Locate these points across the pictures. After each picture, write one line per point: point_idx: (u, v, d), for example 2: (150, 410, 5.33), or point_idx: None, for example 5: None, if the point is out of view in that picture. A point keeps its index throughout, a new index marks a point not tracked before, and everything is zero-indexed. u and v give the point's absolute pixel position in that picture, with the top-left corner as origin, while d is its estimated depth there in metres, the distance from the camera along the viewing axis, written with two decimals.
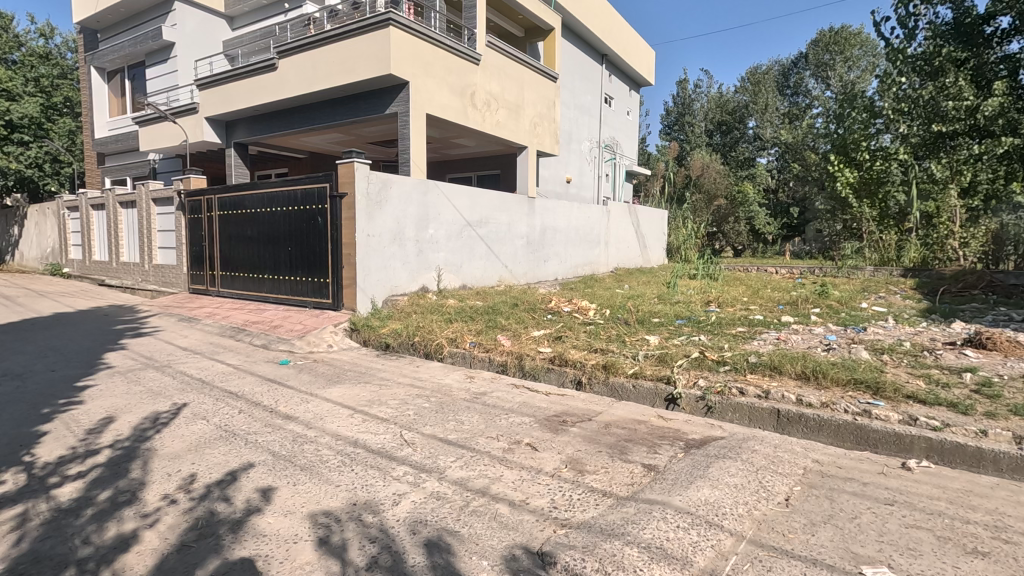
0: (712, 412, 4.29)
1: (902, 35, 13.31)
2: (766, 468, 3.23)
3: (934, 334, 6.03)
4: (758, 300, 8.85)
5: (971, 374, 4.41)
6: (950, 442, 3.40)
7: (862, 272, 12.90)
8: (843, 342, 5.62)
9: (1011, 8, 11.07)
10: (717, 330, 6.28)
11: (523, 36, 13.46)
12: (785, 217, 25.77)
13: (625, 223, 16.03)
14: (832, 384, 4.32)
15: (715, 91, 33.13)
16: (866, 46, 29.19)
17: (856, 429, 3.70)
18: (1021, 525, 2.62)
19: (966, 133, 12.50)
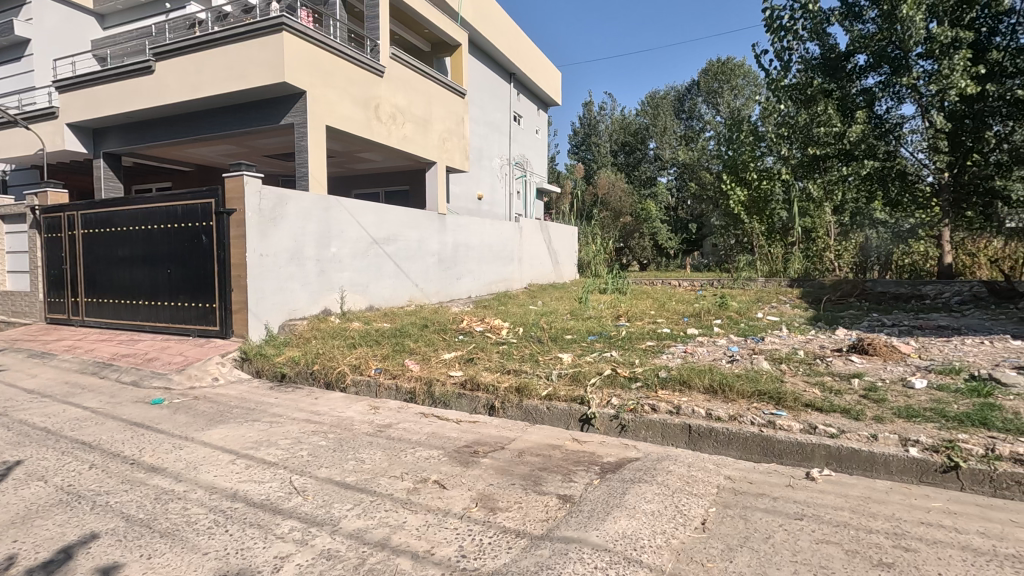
0: (626, 431, 4.21)
1: (779, 67, 14.54)
2: (681, 490, 3.15)
3: (823, 341, 6.45)
4: (664, 313, 9.13)
5: (858, 380, 4.69)
6: (846, 448, 3.51)
7: (755, 283, 13.81)
8: (744, 353, 5.83)
9: (866, 47, 12.38)
10: (628, 345, 6.32)
11: (429, 51, 13.25)
12: (685, 232, 27.35)
13: (537, 239, 16.16)
14: (739, 396, 4.38)
15: (618, 114, 34.83)
16: (749, 77, 31.92)
17: (762, 440, 3.74)
18: (917, 531, 2.69)
19: (836, 156, 13.20)
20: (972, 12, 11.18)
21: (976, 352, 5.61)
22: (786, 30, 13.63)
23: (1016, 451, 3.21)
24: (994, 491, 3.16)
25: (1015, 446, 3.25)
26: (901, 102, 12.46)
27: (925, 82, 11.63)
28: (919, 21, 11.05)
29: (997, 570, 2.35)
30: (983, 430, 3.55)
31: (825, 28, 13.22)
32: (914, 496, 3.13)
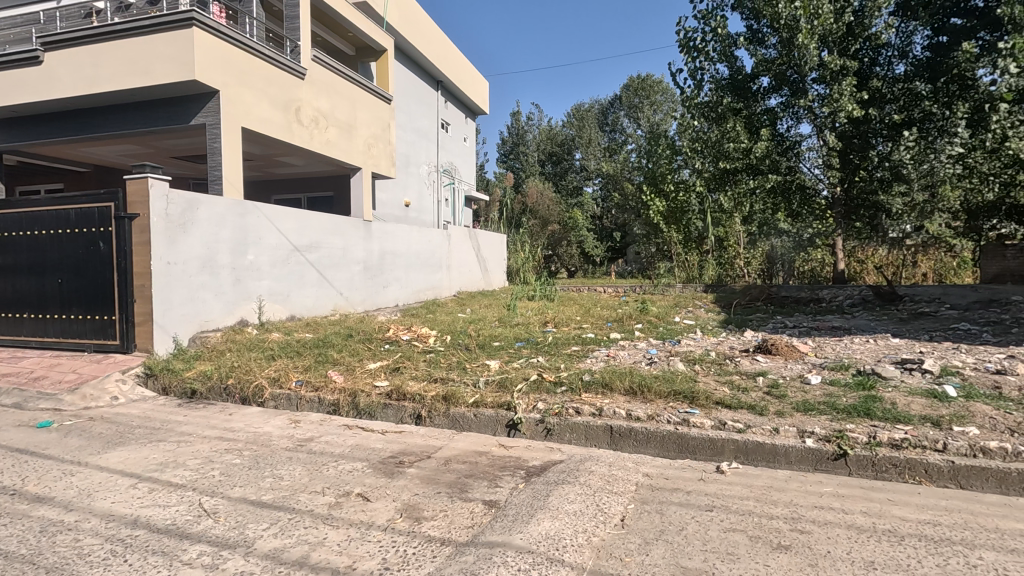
0: (551, 435, 4.30)
1: (693, 85, 15.44)
2: (602, 489, 3.27)
3: (733, 342, 6.91)
4: (589, 318, 9.41)
5: (762, 377, 5.07)
6: (751, 442, 3.77)
7: (673, 289, 14.53)
8: (662, 355, 6.14)
9: (769, 70, 13.40)
10: (554, 350, 6.46)
11: (354, 55, 12.93)
12: (610, 240, 28.31)
13: (466, 247, 16.18)
14: (656, 397, 4.60)
15: (545, 124, 35.65)
16: (666, 94, 33.67)
17: (677, 438, 3.95)
18: (811, 514, 2.95)
19: (744, 170, 14.16)
20: (856, 44, 12.52)
21: (862, 350, 6.22)
22: (698, 51, 14.51)
23: (893, 437, 3.58)
24: (876, 474, 3.50)
25: (892, 433, 3.64)
26: (799, 122, 13.61)
27: (819, 104, 12.73)
28: (812, 50, 12.09)
29: (876, 543, 2.63)
30: (867, 420, 3.94)
31: (733, 51, 14.20)
32: (810, 483, 3.41)
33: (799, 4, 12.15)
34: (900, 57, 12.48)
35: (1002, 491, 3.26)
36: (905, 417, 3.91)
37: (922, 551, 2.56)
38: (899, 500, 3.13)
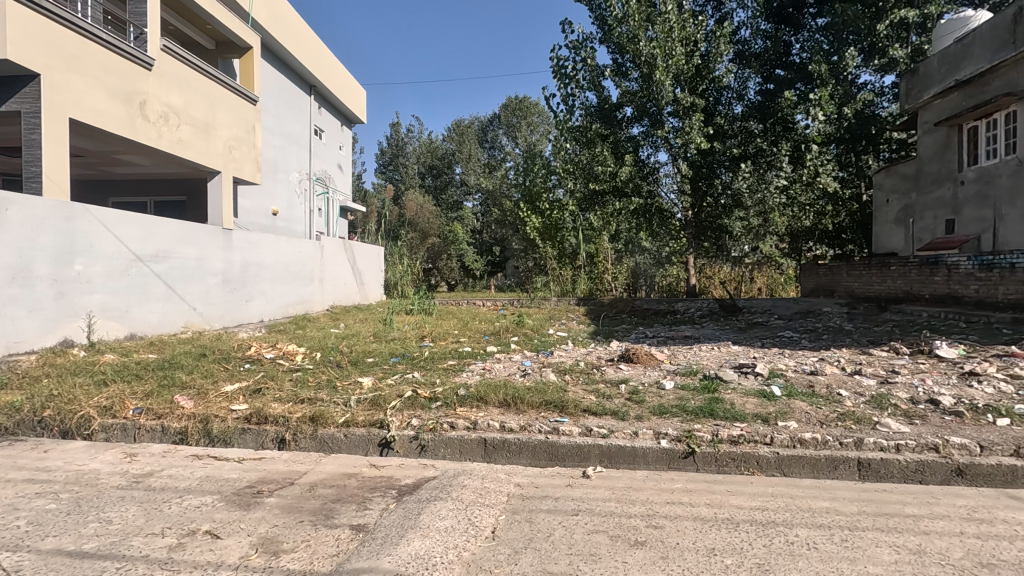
0: (425, 451, 4.23)
1: (566, 110, 16.33)
2: (474, 502, 3.28)
3: (600, 352, 7.36)
4: (467, 332, 9.47)
5: (625, 385, 5.44)
6: (614, 446, 4.02)
7: (548, 302, 15.10)
8: (535, 366, 6.36)
9: (632, 100, 14.57)
10: (430, 365, 6.40)
11: (214, 49, 11.86)
12: (490, 255, 28.85)
13: (340, 259, 15.48)
14: (528, 407, 4.74)
15: (426, 137, 35.58)
16: (543, 116, 35.09)
17: (547, 446, 4.09)
18: (664, 510, 3.20)
19: (611, 192, 15.19)
20: (703, 84, 14.10)
21: (708, 357, 6.94)
22: (570, 78, 15.43)
23: (732, 434, 4.03)
24: (719, 468, 3.90)
25: (731, 430, 4.10)
26: (657, 151, 14.96)
27: (673, 135, 14.09)
28: (667, 86, 13.43)
29: (717, 532, 2.92)
30: (711, 420, 4.40)
31: (600, 81, 15.29)
32: (664, 481, 3.72)
33: (656, 44, 13.43)
34: (738, 99, 14.56)
35: (816, 476, 3.79)
36: (741, 415, 4.43)
37: (753, 534, 2.90)
38: (735, 490, 3.52)
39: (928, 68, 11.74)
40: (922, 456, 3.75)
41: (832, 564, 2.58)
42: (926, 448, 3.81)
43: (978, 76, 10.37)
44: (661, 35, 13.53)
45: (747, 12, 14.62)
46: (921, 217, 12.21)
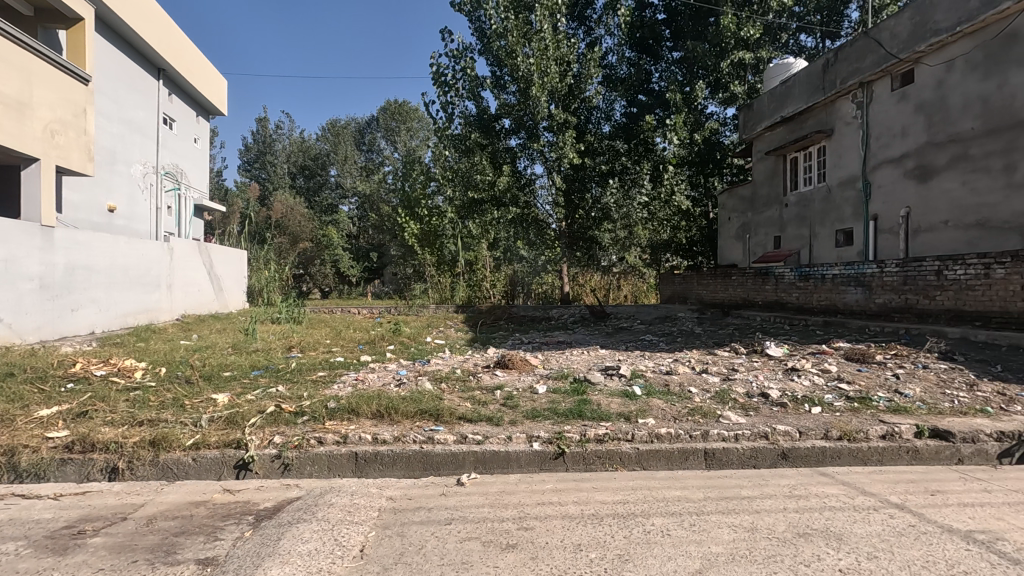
0: (289, 471, 3.94)
1: (445, 118, 16.31)
2: (341, 521, 3.11)
3: (477, 359, 7.43)
4: (339, 341, 9.02)
5: (500, 391, 5.53)
6: (489, 452, 4.05)
7: (427, 310, 14.87)
8: (411, 375, 6.24)
9: (510, 112, 14.94)
10: (296, 378, 5.98)
11: (32, 17, 10.13)
12: (367, 261, 27.89)
13: (193, 263, 13.98)
14: (403, 418, 4.62)
15: (297, 136, 33.58)
16: (423, 121, 34.68)
17: (422, 456, 4.01)
18: (535, 512, 3.28)
19: (489, 202, 15.39)
20: (575, 103, 14.92)
21: (578, 361, 7.31)
22: (450, 87, 15.48)
23: (598, 433, 4.26)
24: (586, 466, 4.11)
25: (597, 430, 4.34)
26: (533, 163, 15.50)
27: (548, 149, 14.70)
28: (542, 102, 14.02)
29: (583, 528, 3.06)
30: (579, 420, 4.63)
31: (480, 92, 15.52)
32: (536, 483, 3.83)
33: (532, 60, 13.93)
34: (606, 119, 15.62)
35: (670, 467, 4.14)
36: (607, 415, 4.71)
37: (615, 526, 3.08)
38: (600, 486, 3.73)
39: (760, 104, 13.50)
40: (756, 443, 4.25)
41: (683, 547, 2.82)
42: (758, 436, 4.34)
43: (798, 114, 12.14)
44: (537, 52, 14.06)
45: (614, 39, 15.76)
46: (756, 233, 13.98)
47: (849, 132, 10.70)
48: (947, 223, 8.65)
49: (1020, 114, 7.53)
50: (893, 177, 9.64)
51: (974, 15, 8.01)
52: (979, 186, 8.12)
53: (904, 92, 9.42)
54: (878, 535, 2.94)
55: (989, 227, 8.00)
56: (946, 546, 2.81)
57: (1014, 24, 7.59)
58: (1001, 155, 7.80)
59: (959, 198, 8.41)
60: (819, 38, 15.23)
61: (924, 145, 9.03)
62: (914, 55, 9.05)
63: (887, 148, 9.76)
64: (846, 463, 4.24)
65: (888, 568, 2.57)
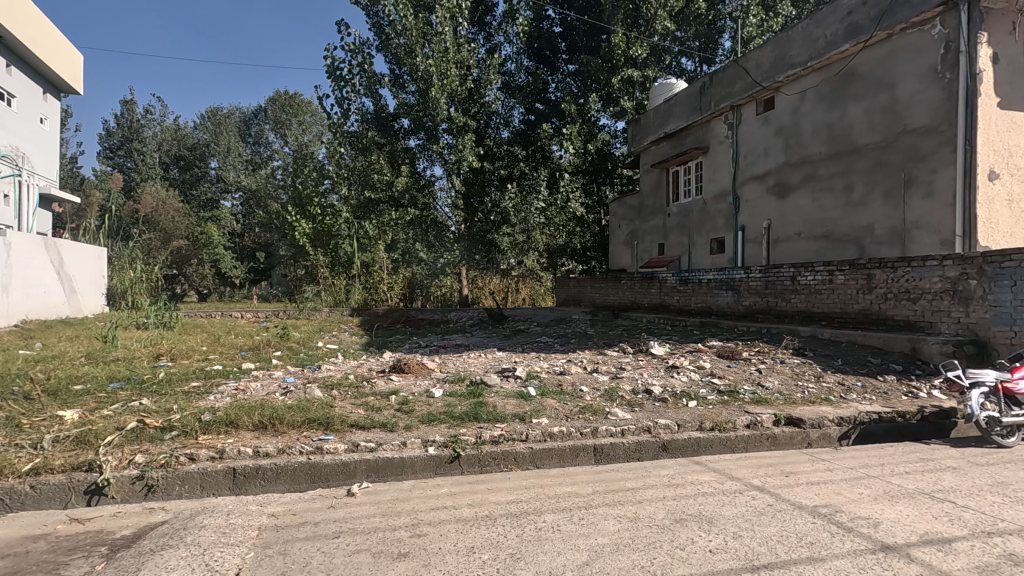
0: (154, 493, 3.55)
1: (340, 113, 15.65)
2: (215, 544, 2.86)
3: (371, 364, 7.19)
4: (218, 348, 8.30)
5: (395, 396, 5.40)
6: (382, 459, 3.93)
7: (319, 313, 13.78)
8: (299, 383, 5.88)
9: (409, 113, 14.70)
10: (165, 389, 5.41)
11: None
12: (252, 261, 26.23)
13: (39, 261, 12.20)
14: (289, 428, 4.34)
15: (171, 123, 30.49)
16: (316, 115, 33.00)
17: (309, 468, 3.80)
18: (429, 517, 3.24)
19: (386, 202, 15.15)
20: (475, 107, 15.00)
21: (476, 364, 7.32)
22: (345, 81, 14.89)
23: (493, 435, 4.30)
24: (481, 468, 4.13)
25: (492, 431, 4.37)
26: (433, 164, 15.38)
27: (448, 151, 14.68)
28: (442, 104, 13.96)
29: (477, 530, 3.07)
30: (475, 423, 4.64)
31: (377, 89, 15.09)
32: (431, 488, 3.78)
33: (432, 61, 13.79)
34: (505, 124, 15.90)
35: (562, 464, 4.28)
36: (502, 416, 4.77)
37: (508, 526, 3.12)
38: (494, 487, 3.76)
39: (646, 119, 14.44)
40: (639, 437, 4.53)
41: (572, 542, 2.91)
42: (642, 430, 4.62)
43: (679, 131, 13.14)
44: (437, 54, 13.93)
45: (513, 47, 16.06)
46: (643, 240, 14.93)
47: (722, 150, 11.77)
48: (800, 235, 9.81)
49: (856, 142, 8.73)
50: (757, 193, 10.75)
51: (821, 53, 9.16)
52: (825, 203, 9.29)
53: (766, 116, 10.56)
54: (743, 515, 3.25)
55: (832, 239, 9.18)
56: (796, 520, 3.16)
57: (851, 63, 8.79)
58: (841, 176, 8.98)
59: (810, 213, 9.59)
60: (698, 62, 16.60)
61: (782, 165, 10.17)
62: (775, 84, 10.17)
63: (752, 166, 10.88)
64: (718, 452, 4.65)
65: (750, 545, 2.85)
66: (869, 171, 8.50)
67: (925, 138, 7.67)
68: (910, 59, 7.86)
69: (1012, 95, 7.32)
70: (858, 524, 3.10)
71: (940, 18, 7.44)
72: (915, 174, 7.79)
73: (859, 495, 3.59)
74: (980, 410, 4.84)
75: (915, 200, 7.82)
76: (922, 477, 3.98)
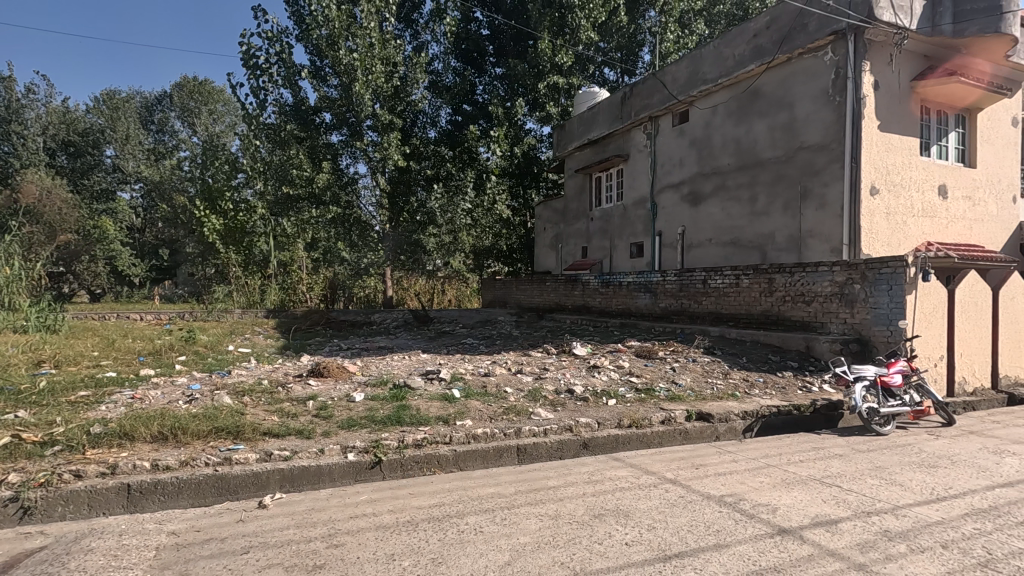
0: (31, 516, 3.19)
1: (256, 104, 14.82)
2: (104, 569, 2.60)
3: (287, 368, 6.86)
4: (111, 353, 7.58)
5: (312, 401, 5.18)
6: (297, 468, 3.75)
7: (230, 315, 12.83)
8: (206, 390, 5.49)
9: (331, 108, 14.19)
10: (46, 400, 4.86)
11: None
12: (154, 259, 24.68)
13: None
14: (193, 438, 4.04)
15: (57, 103, 27.36)
16: (229, 105, 31.01)
17: (216, 480, 3.55)
18: (347, 526, 3.13)
19: (306, 199, 14.46)
20: (400, 105, 14.71)
21: (399, 366, 7.18)
22: (262, 71, 14.12)
23: (416, 438, 4.24)
24: (403, 473, 4.05)
25: (415, 435, 4.30)
26: (356, 162, 14.95)
27: (372, 149, 14.33)
28: (366, 100, 13.59)
29: (397, 536, 3.00)
30: (398, 427, 4.54)
31: (297, 81, 14.43)
32: (349, 496, 3.66)
33: (356, 55, 13.37)
34: (431, 124, 15.76)
35: (485, 465, 4.29)
36: (425, 419, 4.71)
37: (430, 531, 3.08)
38: (415, 492, 3.69)
39: (571, 125, 14.82)
40: (561, 436, 4.63)
41: (493, 543, 2.92)
42: (564, 429, 4.73)
43: (602, 138, 13.59)
44: (362, 48, 13.52)
45: (441, 46, 15.94)
46: (566, 243, 15.30)
47: (641, 158, 12.30)
48: (711, 241, 10.43)
49: (760, 155, 9.42)
50: (673, 200, 11.33)
51: (730, 72, 9.79)
52: (733, 211, 9.95)
53: (681, 128, 11.15)
54: (656, 508, 3.40)
55: (739, 245, 9.83)
56: (705, 510, 3.36)
57: (756, 83, 9.48)
58: (747, 187, 9.65)
59: (719, 221, 10.23)
60: (619, 73, 17.23)
61: (695, 175, 10.78)
62: (689, 98, 10.76)
63: (669, 174, 11.44)
64: (635, 448, 4.84)
65: (663, 536, 2.98)
66: (770, 183, 9.20)
67: (818, 155, 8.40)
68: (806, 82, 8.59)
69: (889, 119, 8.19)
70: (758, 510, 3.33)
71: (831, 46, 8.19)
72: (810, 188, 8.52)
73: (760, 483, 3.87)
74: (862, 401, 5.37)
75: (809, 211, 8.55)
76: (814, 464, 4.35)
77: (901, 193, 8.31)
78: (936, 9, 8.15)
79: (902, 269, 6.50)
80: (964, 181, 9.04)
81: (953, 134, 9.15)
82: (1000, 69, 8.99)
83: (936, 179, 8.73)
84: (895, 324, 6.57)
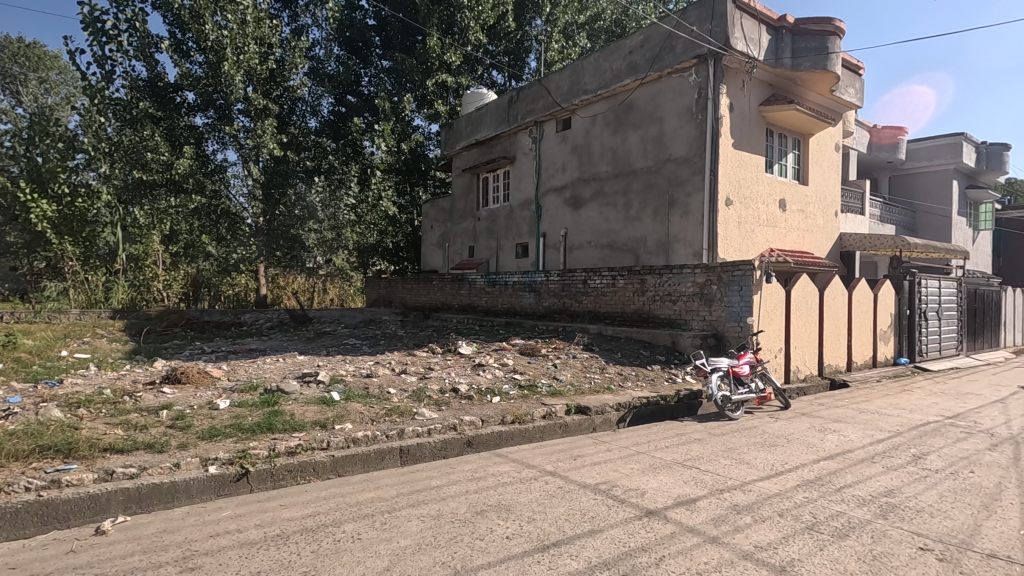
0: None
1: (100, 75, 12.97)
2: None
3: (137, 375, 6.08)
4: None
5: (167, 411, 4.64)
6: (145, 486, 3.34)
7: (65, 316, 11.07)
8: (29, 403, 4.69)
9: (195, 87, 12.89)
10: None
11: None
12: None
13: None
14: (9, 460, 3.43)
15: None
16: (66, 74, 26.96)
17: (40, 508, 3.04)
18: (206, 546, 2.85)
19: (163, 185, 13.12)
20: (277, 90, 13.72)
21: (271, 369, 6.68)
22: (108, 37, 12.40)
23: (289, 446, 3.97)
24: (274, 484, 3.76)
25: (288, 442, 4.03)
26: (225, 148, 13.77)
27: (243, 135, 13.26)
28: (237, 82, 12.49)
29: (265, 552, 2.78)
30: (268, 435, 4.21)
31: (152, 53, 12.89)
32: (208, 513, 3.32)
33: (226, 32, 12.22)
34: (311, 113, 15.02)
35: (366, 470, 4.13)
36: (300, 425, 4.42)
37: (302, 543, 2.89)
38: (287, 503, 3.45)
39: (458, 125, 14.86)
40: (445, 436, 4.59)
41: (372, 549, 2.81)
42: (448, 428, 4.71)
43: (489, 139, 13.76)
44: (232, 25, 12.37)
45: (322, 32, 15.14)
46: (453, 242, 15.31)
47: (526, 161, 12.65)
48: (590, 243, 10.99)
49: (633, 164, 10.09)
50: (556, 203, 11.77)
51: (608, 84, 10.38)
52: (609, 216, 10.57)
53: (564, 135, 11.62)
54: (537, 500, 3.50)
55: (615, 248, 10.46)
56: (580, 499, 3.52)
57: (630, 97, 10.15)
58: (622, 194, 10.31)
59: (597, 225, 10.82)
60: (507, 77, 17.55)
61: (576, 179, 11.30)
62: (571, 106, 11.24)
63: (552, 178, 11.88)
64: (517, 443, 4.95)
65: (542, 526, 3.07)
66: (642, 192, 9.91)
67: (683, 167, 9.20)
68: (673, 99, 9.37)
69: (741, 138, 9.19)
70: (629, 495, 3.56)
71: (695, 69, 9.01)
72: (676, 197, 9.30)
73: (631, 469, 4.14)
74: (717, 390, 5.97)
75: (675, 218, 9.33)
76: (677, 449, 4.75)
77: (750, 205, 9.37)
78: (778, 44, 9.30)
79: (750, 272, 7.33)
80: (799, 196, 10.42)
81: (791, 154, 10.51)
82: (827, 102, 10.50)
83: (778, 193, 9.96)
84: (744, 321, 7.38)
